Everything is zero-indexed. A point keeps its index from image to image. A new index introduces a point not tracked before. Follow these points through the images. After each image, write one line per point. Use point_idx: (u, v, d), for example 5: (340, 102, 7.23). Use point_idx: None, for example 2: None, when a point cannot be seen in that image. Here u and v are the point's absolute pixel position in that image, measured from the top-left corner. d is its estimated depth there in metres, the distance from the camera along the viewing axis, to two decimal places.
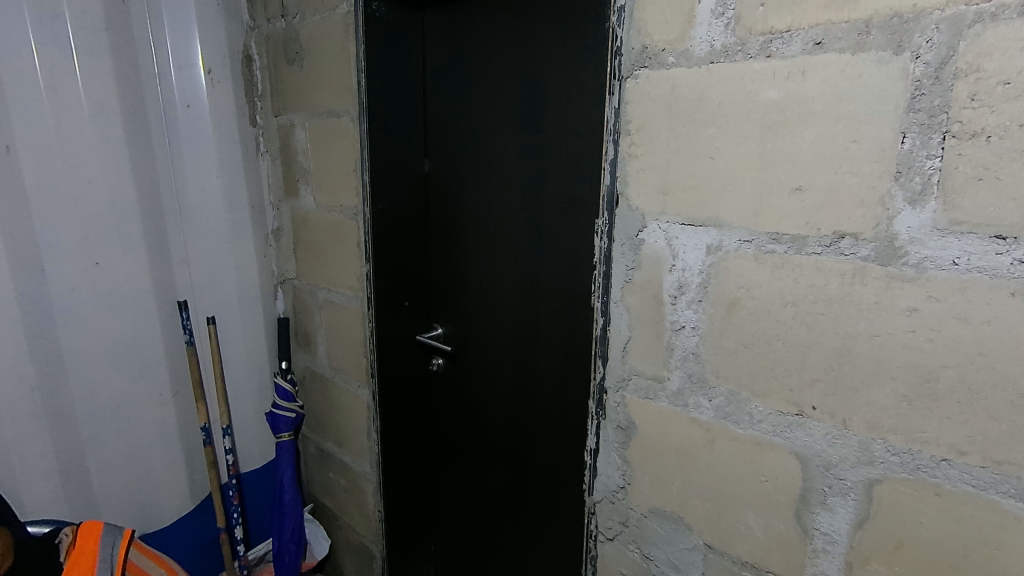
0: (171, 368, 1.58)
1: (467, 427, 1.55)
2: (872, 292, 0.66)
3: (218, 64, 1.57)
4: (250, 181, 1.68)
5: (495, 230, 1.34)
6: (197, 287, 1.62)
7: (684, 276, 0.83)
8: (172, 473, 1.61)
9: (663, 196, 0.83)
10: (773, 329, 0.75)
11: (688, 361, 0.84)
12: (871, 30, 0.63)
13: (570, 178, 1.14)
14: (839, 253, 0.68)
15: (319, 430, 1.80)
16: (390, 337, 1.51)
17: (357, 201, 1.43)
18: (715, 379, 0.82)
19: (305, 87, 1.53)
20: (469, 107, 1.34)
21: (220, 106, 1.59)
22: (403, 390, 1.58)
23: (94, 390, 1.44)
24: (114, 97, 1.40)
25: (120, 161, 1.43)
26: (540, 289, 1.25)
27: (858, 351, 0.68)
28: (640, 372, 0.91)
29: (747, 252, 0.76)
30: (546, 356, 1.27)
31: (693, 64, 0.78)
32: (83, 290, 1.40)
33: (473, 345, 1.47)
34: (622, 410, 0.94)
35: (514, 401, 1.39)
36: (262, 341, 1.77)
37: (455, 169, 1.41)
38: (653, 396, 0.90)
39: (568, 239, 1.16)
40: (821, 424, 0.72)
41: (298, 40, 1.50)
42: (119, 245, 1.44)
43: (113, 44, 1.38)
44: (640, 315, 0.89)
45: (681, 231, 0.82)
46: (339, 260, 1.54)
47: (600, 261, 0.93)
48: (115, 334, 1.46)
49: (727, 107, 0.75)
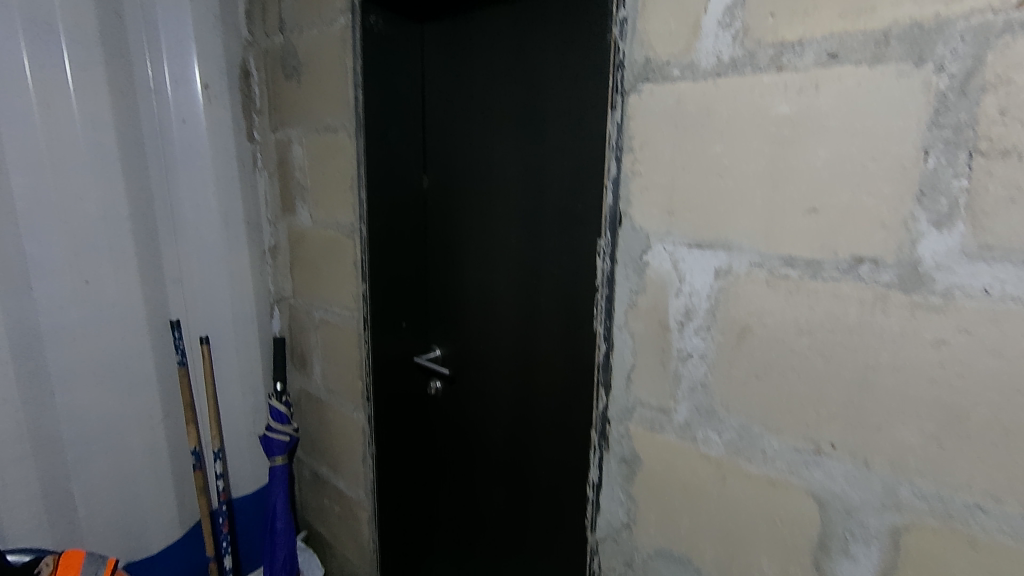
0: (162, 389, 1.54)
1: (464, 453, 1.49)
2: (896, 322, 0.61)
3: (216, 78, 1.55)
4: (247, 197, 1.65)
5: (494, 247, 1.29)
6: (190, 305, 1.58)
7: (691, 301, 0.78)
8: (161, 498, 1.55)
9: (669, 215, 0.79)
10: (787, 359, 0.69)
11: (696, 392, 0.79)
12: (890, 40, 0.59)
13: (571, 195, 1.10)
14: (858, 278, 0.63)
15: (314, 453, 1.74)
16: (386, 356, 1.46)
17: (353, 218, 1.40)
18: (726, 412, 0.76)
19: (302, 102, 1.50)
20: (467, 123, 1.31)
21: (217, 122, 1.56)
22: (400, 413, 1.53)
23: (82, 412, 1.39)
24: (109, 112, 1.38)
25: (114, 177, 1.40)
26: (540, 308, 1.21)
27: (880, 385, 0.63)
28: (644, 402, 0.85)
29: (759, 276, 0.71)
30: (547, 380, 1.22)
31: (699, 78, 0.74)
32: (73, 308, 1.36)
33: (472, 368, 1.42)
34: (625, 442, 0.89)
35: (514, 426, 1.33)
36: (257, 361, 1.73)
37: (453, 186, 1.38)
38: (659, 428, 0.84)
39: (569, 258, 1.12)
40: (840, 463, 0.67)
41: (296, 54, 1.48)
42: (110, 262, 1.41)
43: (107, 59, 1.36)
44: (644, 341, 0.84)
45: (688, 253, 0.78)
46: (335, 278, 1.50)
47: (602, 281, 0.89)
48: (104, 353, 1.42)
49: (735, 123, 0.71)
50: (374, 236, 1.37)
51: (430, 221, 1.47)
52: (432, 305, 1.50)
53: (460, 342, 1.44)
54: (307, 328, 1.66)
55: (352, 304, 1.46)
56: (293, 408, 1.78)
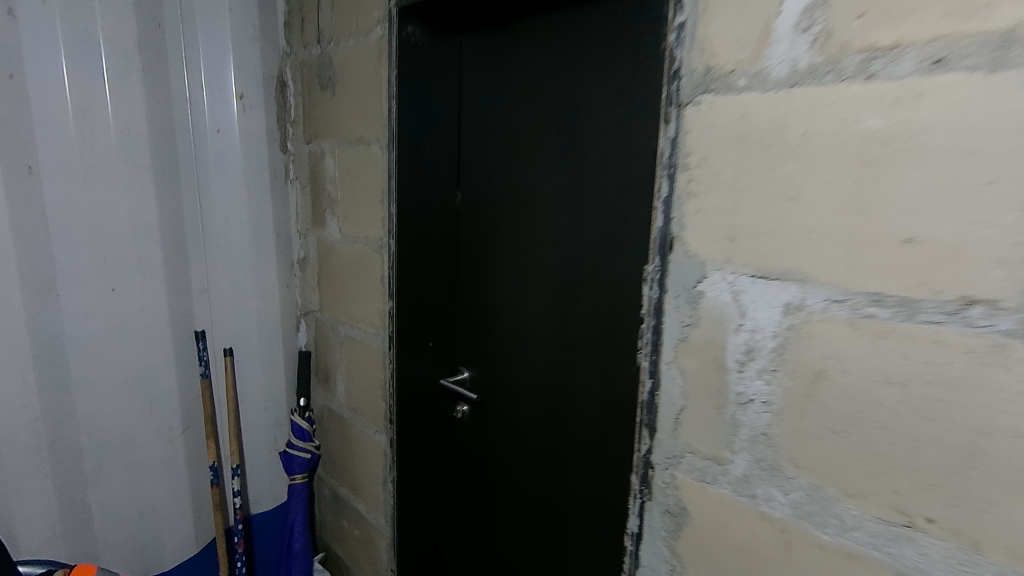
0: (183, 402, 1.50)
1: (489, 483, 1.41)
2: (1015, 379, 0.51)
3: (251, 88, 1.52)
4: (277, 208, 1.62)
5: (528, 269, 1.22)
6: (216, 317, 1.56)
7: (754, 339, 0.69)
8: (177, 514, 1.51)
9: (730, 241, 0.70)
10: (872, 413, 0.60)
11: (758, 443, 0.70)
12: (1013, 43, 0.49)
13: (615, 217, 1.03)
14: (966, 323, 0.54)
15: (334, 473, 1.68)
16: (411, 379, 1.39)
17: (382, 233, 1.34)
18: (794, 469, 0.67)
19: (336, 114, 1.47)
20: (504, 137, 1.25)
21: (250, 132, 1.54)
22: (424, 439, 1.46)
23: (102, 422, 1.37)
24: (143, 121, 1.36)
25: (145, 186, 1.38)
26: (576, 336, 1.13)
27: (993, 453, 0.53)
28: (694, 450, 0.76)
29: (838, 314, 0.62)
30: (582, 414, 1.13)
31: (769, 88, 0.65)
32: (98, 317, 1.34)
33: (501, 394, 1.34)
34: (671, 493, 0.80)
35: (544, 460, 1.25)
36: (281, 376, 1.69)
37: (487, 202, 1.31)
38: (711, 481, 0.75)
39: (611, 283, 1.05)
40: (939, 541, 0.57)
41: (332, 64, 1.45)
42: (137, 272, 1.39)
43: (144, 67, 1.35)
44: (697, 382, 0.75)
45: (751, 284, 0.69)
46: (362, 295, 1.45)
47: (649, 312, 0.80)
48: (127, 363, 1.39)
49: (813, 139, 0.62)
50: (403, 254, 1.32)
51: (461, 238, 1.41)
52: (461, 326, 1.44)
53: (489, 367, 1.36)
54: (332, 345, 1.61)
55: (378, 323, 1.40)
56: (316, 425, 1.73)
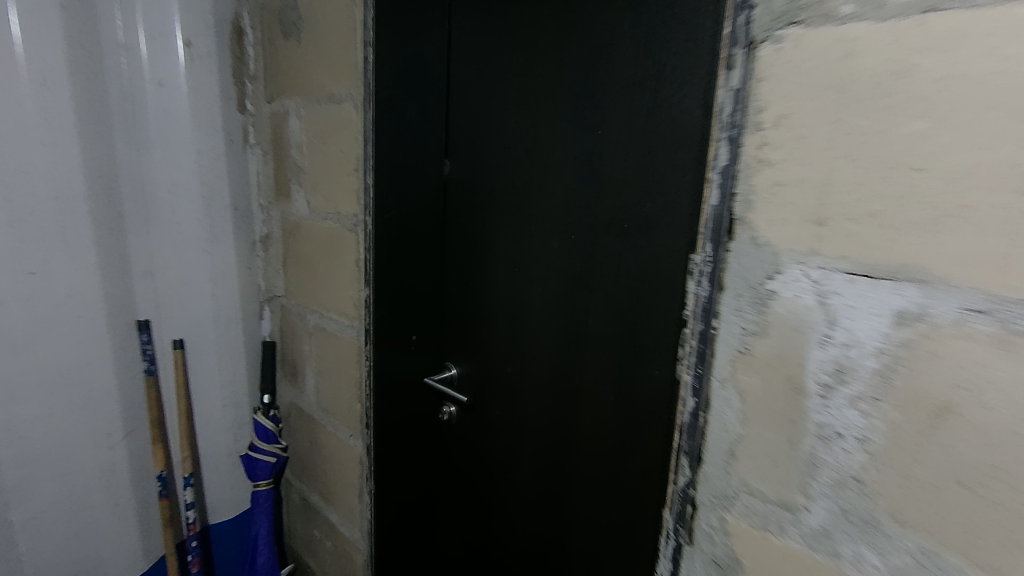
0: (125, 402, 1.31)
1: (474, 504, 1.21)
2: None
3: (200, 34, 1.29)
4: (235, 178, 1.41)
5: (529, 253, 1.04)
6: (163, 304, 1.35)
7: (847, 358, 0.52)
8: (121, 527, 1.33)
9: (817, 227, 0.53)
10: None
11: (844, 491, 0.54)
12: None
13: (639, 194, 0.85)
14: None
15: (304, 477, 1.51)
16: (393, 376, 1.23)
17: (357, 208, 1.15)
18: (895, 528, 0.51)
19: (302, 66, 1.25)
20: (500, 95, 1.04)
21: (200, 87, 1.31)
22: (405, 443, 1.28)
23: (25, 428, 1.17)
24: (64, 69, 1.12)
25: (70, 149, 1.15)
26: (588, 334, 0.96)
27: None
28: (754, 491, 0.61)
29: (979, 330, 0.45)
30: (593, 424, 0.97)
31: (890, 14, 0.47)
32: (14, 307, 1.12)
33: (494, 399, 1.15)
34: (720, 540, 0.65)
35: (544, 473, 1.07)
36: (242, 369, 1.50)
37: (479, 174, 1.10)
38: (776, 530, 0.59)
39: (629, 269, 0.89)
40: None
41: (296, 7, 1.23)
42: (62, 252, 1.16)
43: (64, 2, 1.10)
44: (761, 408, 0.59)
45: (847, 285, 0.52)
46: (334, 280, 1.26)
47: (692, 312, 0.65)
48: (54, 359, 1.18)
49: (955, 87, 0.44)
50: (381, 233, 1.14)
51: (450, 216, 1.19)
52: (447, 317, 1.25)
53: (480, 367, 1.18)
54: (300, 336, 1.42)
55: (353, 313, 1.21)
56: (283, 424, 1.54)
